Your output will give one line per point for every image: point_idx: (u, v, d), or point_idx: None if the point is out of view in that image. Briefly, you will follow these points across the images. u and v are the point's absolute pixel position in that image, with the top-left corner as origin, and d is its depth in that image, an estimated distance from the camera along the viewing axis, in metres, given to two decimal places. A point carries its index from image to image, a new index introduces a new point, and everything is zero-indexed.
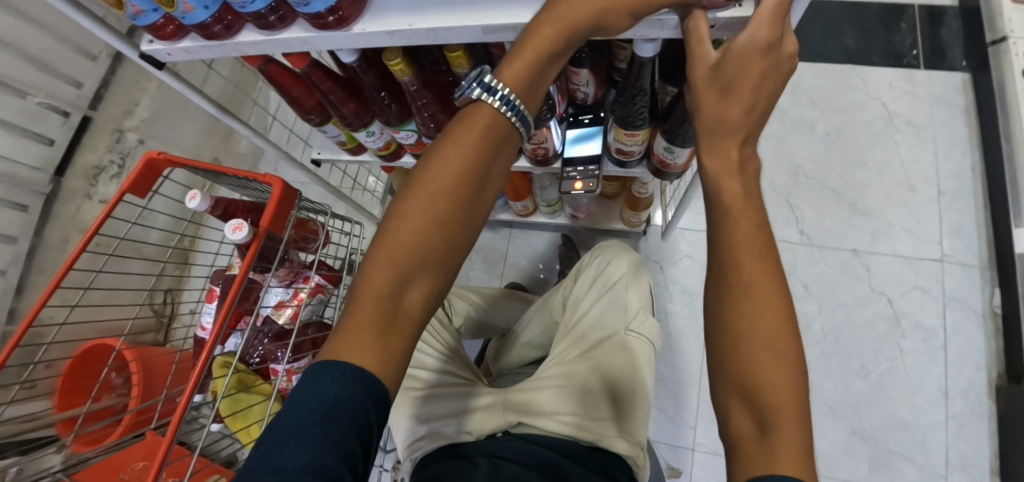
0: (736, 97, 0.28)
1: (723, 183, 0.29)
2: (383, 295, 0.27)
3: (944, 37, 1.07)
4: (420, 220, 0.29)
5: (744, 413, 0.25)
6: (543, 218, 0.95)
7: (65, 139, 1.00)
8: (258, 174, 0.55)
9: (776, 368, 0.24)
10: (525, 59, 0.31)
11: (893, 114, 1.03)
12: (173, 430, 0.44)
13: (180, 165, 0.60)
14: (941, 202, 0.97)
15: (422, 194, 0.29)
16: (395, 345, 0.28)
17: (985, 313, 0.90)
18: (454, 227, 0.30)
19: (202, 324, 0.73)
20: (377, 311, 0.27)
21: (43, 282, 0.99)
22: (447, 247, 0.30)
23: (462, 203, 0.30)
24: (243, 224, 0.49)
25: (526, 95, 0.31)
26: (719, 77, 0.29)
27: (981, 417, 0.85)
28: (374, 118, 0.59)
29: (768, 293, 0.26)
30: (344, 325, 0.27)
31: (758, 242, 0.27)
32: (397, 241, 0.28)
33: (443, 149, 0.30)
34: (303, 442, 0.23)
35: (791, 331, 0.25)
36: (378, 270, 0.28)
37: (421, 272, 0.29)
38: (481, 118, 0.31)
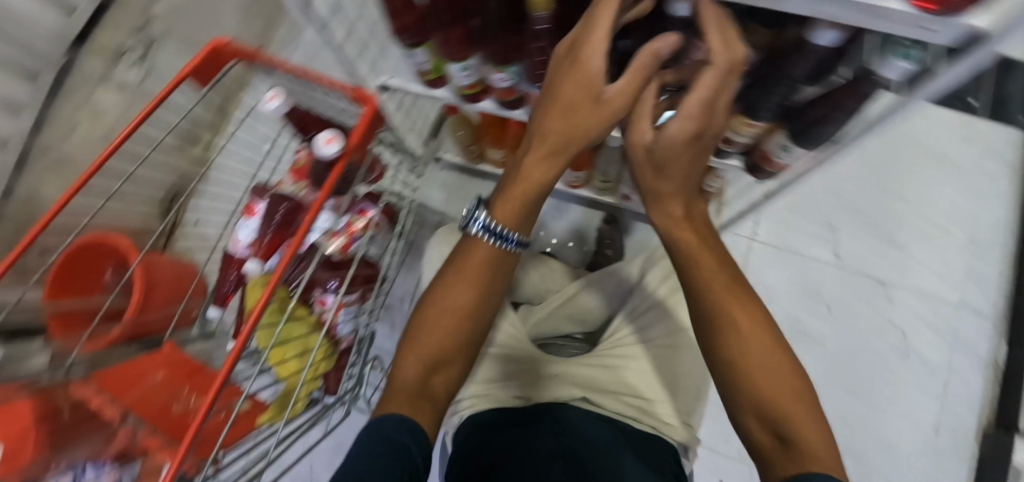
0: (670, 174, 0.37)
1: (677, 233, 0.39)
2: (412, 390, 0.37)
3: (1008, 88, 1.06)
4: (450, 321, 0.40)
5: (764, 430, 0.33)
6: (590, 194, 0.92)
7: (87, 11, 0.88)
8: (347, 86, 0.49)
9: (785, 395, 0.32)
10: (515, 200, 0.41)
11: (944, 154, 1.04)
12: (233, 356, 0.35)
13: (251, 59, 0.54)
14: (971, 250, 0.99)
15: (440, 317, 0.40)
16: (426, 414, 0.36)
17: (988, 362, 0.94)
18: (473, 318, 0.40)
19: (234, 238, 0.68)
20: (411, 392, 0.36)
21: (44, 163, 0.91)
22: (461, 343, 0.40)
23: (473, 314, 0.40)
24: (338, 138, 0.46)
25: (520, 225, 0.41)
26: (653, 157, 0.36)
27: (963, 455, 0.91)
28: (474, 51, 0.54)
29: (754, 335, 0.34)
30: (390, 400, 0.36)
31: (724, 281, 0.37)
32: (421, 351, 0.39)
33: (450, 281, 0.41)
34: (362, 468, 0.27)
35: (783, 361, 0.34)
36: (405, 368, 0.38)
37: (442, 364, 0.39)
38: (473, 256, 0.41)
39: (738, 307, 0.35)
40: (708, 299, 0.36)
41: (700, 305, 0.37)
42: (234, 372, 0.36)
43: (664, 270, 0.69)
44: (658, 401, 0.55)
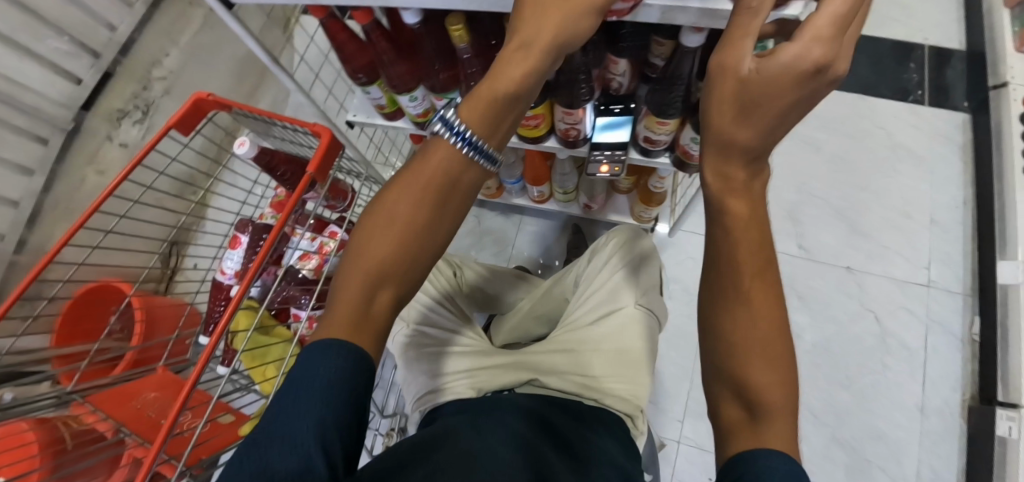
0: (751, 121, 0.28)
1: (728, 200, 0.30)
2: (347, 324, 0.28)
3: (948, 77, 1.12)
4: (391, 240, 0.29)
5: (735, 403, 0.29)
6: (557, 206, 0.98)
7: (93, 80, 1.01)
8: (306, 123, 0.57)
9: (767, 373, 0.27)
10: (484, 97, 0.30)
11: (896, 143, 1.08)
12: (195, 372, 0.48)
13: (225, 108, 0.61)
14: (933, 231, 1.02)
15: (382, 216, 0.30)
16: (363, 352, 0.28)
17: (964, 339, 0.95)
18: (422, 247, 0.30)
19: (223, 269, 0.74)
20: (347, 320, 0.28)
21: (57, 218, 1.00)
22: (411, 272, 0.30)
23: (436, 216, 0.30)
24: (246, 140, 0.53)
25: (487, 130, 0.30)
26: (744, 92, 0.28)
27: (952, 434, 0.90)
28: (420, 83, 0.61)
29: (766, 294, 0.29)
30: (325, 328, 0.28)
31: (756, 244, 0.30)
32: (364, 260, 0.29)
33: (404, 178, 0.31)
34: (300, 412, 0.24)
35: (783, 336, 0.28)
36: (338, 300, 0.29)
37: (388, 285, 0.29)
38: (438, 149, 0.30)
39: (758, 260, 0.29)
40: (736, 261, 0.29)
41: (717, 265, 0.31)
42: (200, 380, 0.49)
43: (623, 250, 0.72)
44: (641, 380, 0.61)
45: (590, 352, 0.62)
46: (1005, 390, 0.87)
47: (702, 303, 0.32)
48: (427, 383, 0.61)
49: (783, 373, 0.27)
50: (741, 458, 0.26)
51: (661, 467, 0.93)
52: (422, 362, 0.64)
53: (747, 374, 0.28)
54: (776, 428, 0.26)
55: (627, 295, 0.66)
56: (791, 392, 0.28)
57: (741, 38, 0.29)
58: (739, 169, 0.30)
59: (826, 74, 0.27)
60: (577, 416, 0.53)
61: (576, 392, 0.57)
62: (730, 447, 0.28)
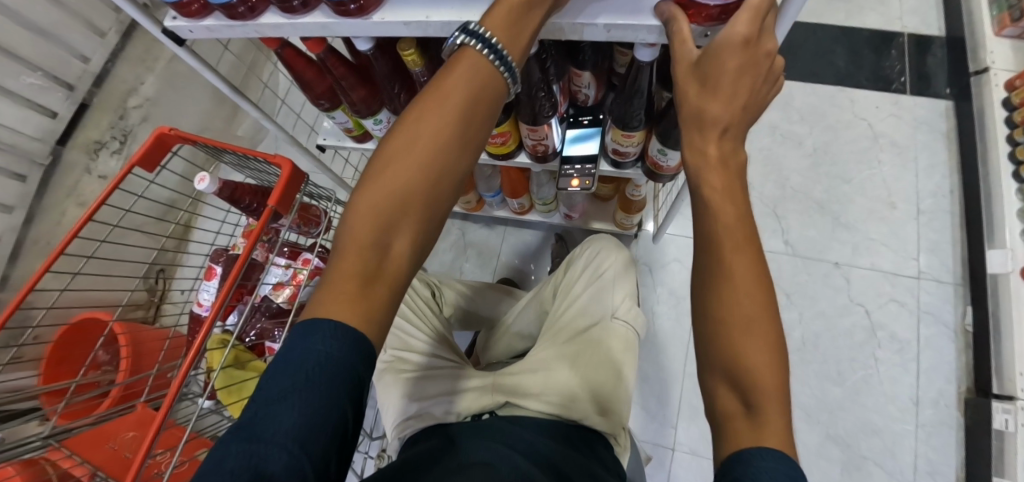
0: (716, 93, 0.30)
1: (707, 178, 0.31)
2: (367, 245, 0.28)
3: (929, 64, 1.11)
4: (413, 159, 0.29)
5: (731, 394, 0.27)
6: (538, 216, 0.97)
7: (69, 112, 1.00)
8: (268, 154, 0.57)
9: (759, 356, 0.27)
10: (505, 9, 0.32)
11: (878, 134, 1.07)
12: (166, 404, 0.47)
13: (190, 142, 0.62)
14: (920, 221, 1.01)
15: (407, 131, 0.30)
16: (380, 296, 0.28)
17: (957, 329, 0.94)
18: (445, 170, 0.30)
19: (199, 301, 0.73)
20: (361, 259, 0.28)
21: (38, 253, 1.00)
22: (431, 195, 0.30)
23: (462, 137, 0.31)
24: (207, 176, 0.53)
25: (509, 42, 0.32)
26: (698, 72, 0.31)
27: (948, 426, 0.89)
28: (382, 106, 0.62)
29: (754, 276, 0.28)
30: (335, 266, 0.28)
31: (742, 232, 0.30)
32: (384, 180, 0.29)
33: (430, 93, 0.31)
34: (291, 406, 0.24)
35: (772, 318, 0.28)
36: (359, 219, 0.29)
37: (409, 213, 0.29)
38: (466, 61, 0.31)
39: (741, 242, 0.29)
40: (719, 244, 0.29)
41: (706, 252, 0.31)
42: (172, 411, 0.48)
43: (602, 260, 0.73)
44: (621, 395, 0.60)
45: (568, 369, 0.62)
46: (1000, 380, 0.85)
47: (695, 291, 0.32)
48: (410, 407, 0.62)
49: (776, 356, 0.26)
50: (744, 456, 0.24)
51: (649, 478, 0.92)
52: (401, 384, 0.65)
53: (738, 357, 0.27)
54: (773, 417, 0.24)
55: (606, 307, 0.67)
56: (785, 380, 0.27)
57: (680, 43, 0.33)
58: (715, 143, 0.31)
59: (760, 54, 0.30)
60: (571, 445, 0.54)
61: (555, 412, 0.57)
62: (729, 446, 0.26)
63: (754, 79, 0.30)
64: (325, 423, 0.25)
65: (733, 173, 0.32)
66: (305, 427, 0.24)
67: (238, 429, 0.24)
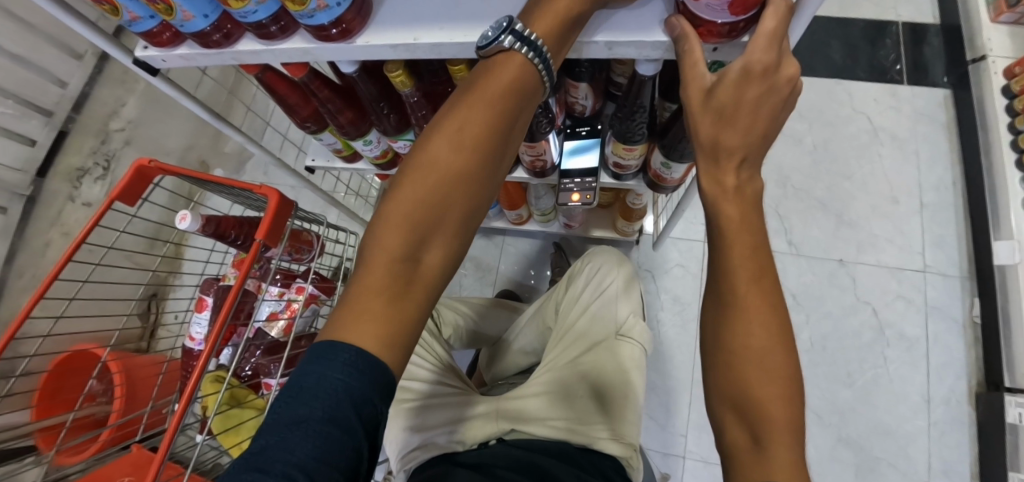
0: (734, 122, 0.29)
1: (722, 205, 0.30)
2: (398, 256, 0.26)
3: (926, 54, 1.09)
4: (449, 170, 0.28)
5: (740, 426, 0.27)
6: (537, 227, 0.95)
7: (48, 140, 0.97)
8: (253, 185, 0.55)
9: (767, 388, 0.26)
10: (555, 14, 0.30)
11: (877, 127, 1.06)
12: (164, 447, 0.44)
13: (171, 173, 0.59)
14: (923, 215, 1.00)
15: (446, 135, 0.28)
16: (411, 310, 0.27)
17: (965, 323, 0.93)
18: (482, 179, 0.29)
19: (190, 335, 0.71)
20: (391, 274, 0.26)
21: (23, 288, 0.96)
22: (469, 203, 0.29)
23: (502, 146, 0.29)
24: (189, 214, 0.52)
25: (555, 48, 0.30)
26: (714, 100, 0.30)
27: (961, 423, 0.88)
28: (371, 127, 0.60)
29: (765, 302, 0.28)
30: (364, 279, 0.26)
31: (754, 261, 0.29)
32: (418, 186, 0.27)
33: (472, 95, 0.29)
34: (303, 439, 0.22)
35: (785, 348, 0.27)
36: (389, 227, 0.27)
37: (444, 225, 0.28)
38: (511, 65, 0.29)
39: (753, 268, 0.28)
40: (732, 269, 0.28)
41: (716, 275, 0.30)
42: (171, 451, 0.45)
43: (607, 274, 0.72)
44: (629, 414, 0.59)
45: (578, 390, 0.61)
46: (1011, 375, 0.84)
47: (704, 316, 0.31)
48: (415, 436, 0.60)
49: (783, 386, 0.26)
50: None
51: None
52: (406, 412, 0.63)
53: (748, 385, 0.27)
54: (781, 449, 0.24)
55: (611, 321, 0.67)
56: (796, 412, 0.26)
57: (692, 70, 0.31)
58: (732, 171, 0.30)
59: (775, 79, 0.29)
60: (571, 462, 0.52)
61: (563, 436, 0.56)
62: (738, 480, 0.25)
63: (770, 105, 0.29)
64: (337, 458, 0.23)
65: (749, 196, 0.31)
66: (315, 459, 0.22)
67: (246, 459, 0.23)
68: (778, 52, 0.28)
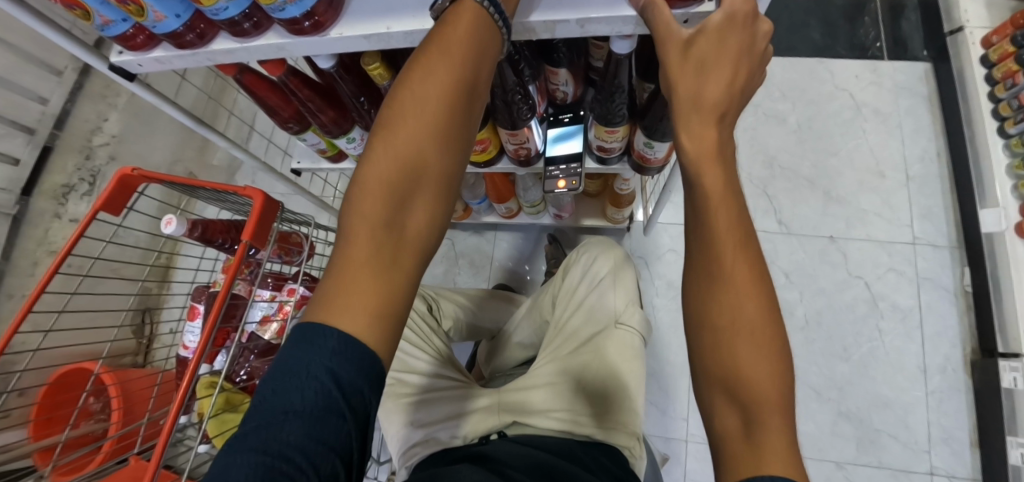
0: (713, 73, 0.30)
1: (702, 174, 0.29)
2: (379, 219, 0.27)
3: (904, 29, 1.10)
4: (419, 127, 0.28)
5: (731, 409, 0.26)
6: (528, 219, 0.95)
7: (32, 158, 0.96)
8: (237, 187, 0.54)
9: (758, 366, 0.26)
10: None
11: (860, 103, 1.07)
12: (158, 453, 0.44)
13: (155, 180, 0.59)
14: (910, 187, 1.00)
15: (411, 94, 0.28)
16: (399, 283, 0.27)
17: (957, 292, 0.94)
18: (453, 133, 0.29)
19: (184, 343, 0.70)
20: (377, 238, 0.26)
21: (12, 308, 0.95)
22: (444, 159, 0.29)
23: (465, 101, 0.29)
24: (175, 218, 0.51)
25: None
26: (693, 54, 0.31)
27: (959, 391, 0.89)
28: (354, 124, 0.60)
29: (752, 276, 0.28)
30: (350, 247, 0.27)
31: (737, 236, 0.28)
32: (388, 152, 0.28)
33: (429, 53, 0.29)
34: (295, 423, 0.23)
35: (773, 322, 0.27)
36: (366, 196, 0.27)
37: (423, 185, 0.28)
38: (463, 18, 0.30)
39: (735, 244, 0.28)
40: (716, 247, 0.28)
41: (699, 253, 0.29)
42: (166, 458, 0.45)
43: (605, 263, 0.71)
44: (631, 400, 0.59)
45: (575, 380, 0.61)
46: (1004, 340, 0.85)
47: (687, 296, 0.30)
48: (414, 432, 0.60)
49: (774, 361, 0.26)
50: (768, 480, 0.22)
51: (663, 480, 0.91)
52: (406, 404, 0.63)
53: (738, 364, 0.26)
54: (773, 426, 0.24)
55: (608, 310, 0.66)
56: (784, 387, 0.26)
57: (667, 28, 0.31)
58: (710, 130, 0.30)
59: (754, 30, 0.31)
60: (574, 460, 0.52)
61: (564, 430, 0.57)
62: (730, 471, 0.25)
63: (745, 59, 0.31)
64: (328, 443, 0.23)
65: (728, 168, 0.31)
66: (310, 441, 0.23)
67: (242, 437, 0.23)
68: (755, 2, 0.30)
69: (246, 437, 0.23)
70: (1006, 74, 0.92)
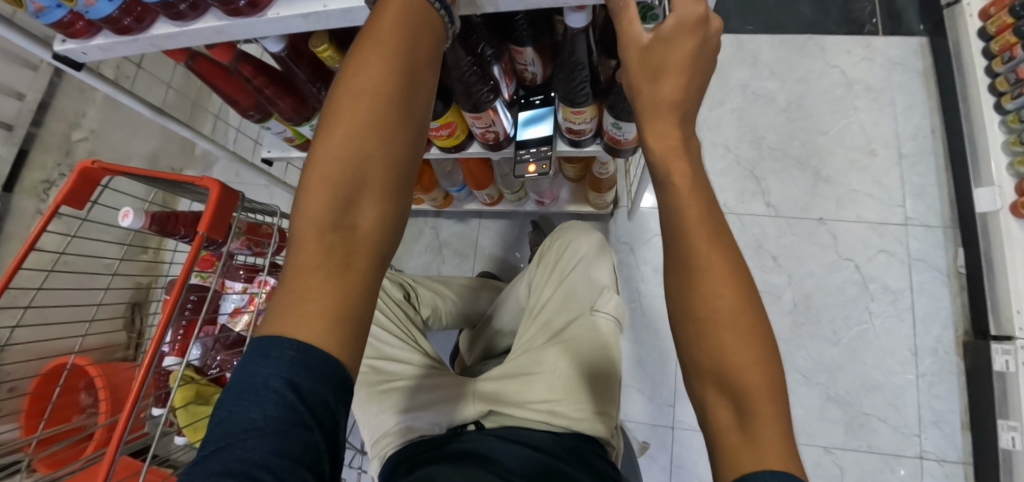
0: (676, 39, 0.28)
1: (670, 165, 0.29)
2: (327, 223, 0.25)
3: (899, 2, 1.06)
4: (358, 120, 0.26)
5: (722, 401, 0.26)
6: (510, 206, 0.93)
7: (10, 154, 0.94)
8: (194, 178, 0.53)
9: (743, 353, 0.25)
10: None
11: (852, 80, 1.03)
12: (112, 448, 0.44)
13: (117, 173, 0.58)
14: (902, 166, 0.98)
15: (347, 89, 0.26)
16: (355, 286, 0.25)
17: (949, 273, 0.91)
18: (398, 123, 0.27)
19: None
20: (326, 244, 0.25)
21: None
22: (392, 152, 0.27)
23: (407, 87, 0.27)
24: (132, 211, 0.51)
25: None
26: (651, 60, 0.29)
27: (950, 373, 0.87)
28: (316, 111, 0.58)
29: (725, 266, 0.27)
30: (297, 257, 0.25)
31: (706, 226, 0.27)
32: (328, 152, 0.26)
33: (363, 43, 0.27)
34: (259, 440, 0.21)
35: (754, 307, 0.26)
36: (309, 200, 0.25)
37: (371, 182, 0.26)
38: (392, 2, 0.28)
39: (708, 235, 0.27)
40: (687, 237, 0.27)
41: (672, 243, 0.28)
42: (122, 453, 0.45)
43: (580, 250, 0.70)
44: (613, 383, 0.59)
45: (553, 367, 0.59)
46: (996, 322, 0.83)
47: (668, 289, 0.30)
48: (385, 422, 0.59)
49: (761, 347, 0.25)
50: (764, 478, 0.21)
51: (645, 471, 0.90)
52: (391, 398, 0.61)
53: (724, 353, 0.25)
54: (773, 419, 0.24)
55: (584, 298, 0.65)
56: (771, 366, 0.25)
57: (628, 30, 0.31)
58: (679, 97, 0.29)
59: (708, 30, 0.29)
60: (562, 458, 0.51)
61: (542, 417, 0.55)
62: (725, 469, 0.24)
63: (700, 64, 0.30)
64: (299, 454, 0.22)
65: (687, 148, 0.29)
66: (275, 458, 0.21)
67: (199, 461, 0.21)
68: (707, 2, 0.28)
69: (203, 461, 0.21)
70: (1003, 46, 0.88)
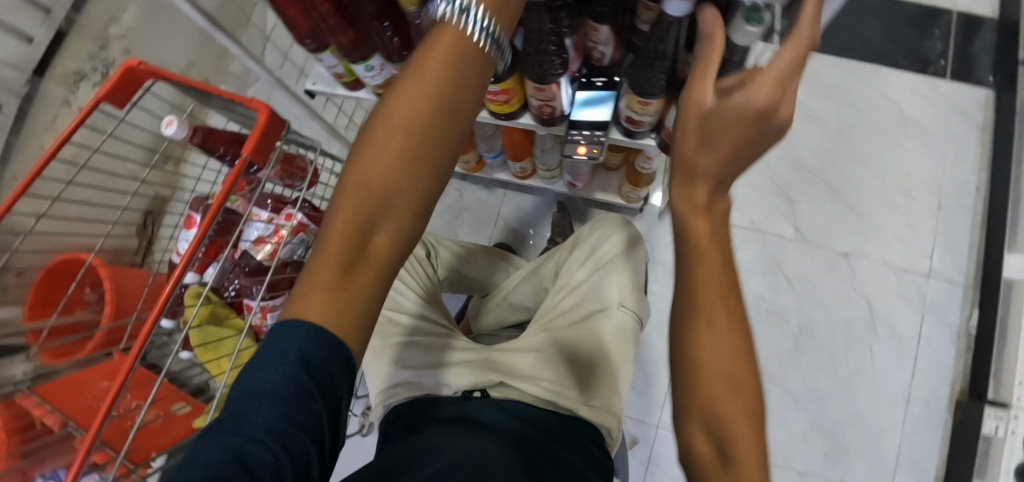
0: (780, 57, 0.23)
1: None
2: (342, 247, 0.21)
3: (975, 48, 1.02)
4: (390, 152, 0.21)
5: (704, 437, 0.25)
6: (541, 183, 0.92)
7: (45, 38, 0.92)
8: (244, 97, 0.52)
9: (731, 403, 0.24)
10: None
11: (908, 119, 1.00)
12: (136, 349, 0.44)
13: (161, 77, 0.57)
14: (938, 216, 0.96)
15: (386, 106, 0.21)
16: (364, 307, 0.22)
17: (959, 330, 0.91)
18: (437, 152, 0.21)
19: (178, 249, 0.70)
20: (335, 272, 0.21)
21: None
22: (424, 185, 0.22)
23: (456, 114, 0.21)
24: (176, 121, 0.50)
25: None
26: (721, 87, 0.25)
27: (937, 426, 0.88)
28: (374, 51, 0.55)
29: (744, 323, 0.25)
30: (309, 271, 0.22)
31: (720, 281, 0.26)
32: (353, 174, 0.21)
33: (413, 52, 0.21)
34: (264, 408, 0.20)
35: (747, 356, 0.25)
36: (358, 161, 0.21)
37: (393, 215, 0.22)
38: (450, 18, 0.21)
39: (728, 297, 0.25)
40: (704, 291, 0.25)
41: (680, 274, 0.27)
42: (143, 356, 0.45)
43: (612, 243, 0.68)
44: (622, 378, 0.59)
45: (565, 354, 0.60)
46: (996, 386, 0.84)
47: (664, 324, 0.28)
48: (394, 374, 0.60)
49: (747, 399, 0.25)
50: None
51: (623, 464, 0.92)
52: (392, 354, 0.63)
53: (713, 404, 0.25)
54: None
55: (612, 292, 0.64)
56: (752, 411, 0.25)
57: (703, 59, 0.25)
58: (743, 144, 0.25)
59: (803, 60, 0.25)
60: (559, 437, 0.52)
61: (548, 399, 0.56)
62: None
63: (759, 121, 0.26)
64: (306, 422, 0.20)
65: None
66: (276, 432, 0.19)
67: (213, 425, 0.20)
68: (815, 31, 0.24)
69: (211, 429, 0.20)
70: None
